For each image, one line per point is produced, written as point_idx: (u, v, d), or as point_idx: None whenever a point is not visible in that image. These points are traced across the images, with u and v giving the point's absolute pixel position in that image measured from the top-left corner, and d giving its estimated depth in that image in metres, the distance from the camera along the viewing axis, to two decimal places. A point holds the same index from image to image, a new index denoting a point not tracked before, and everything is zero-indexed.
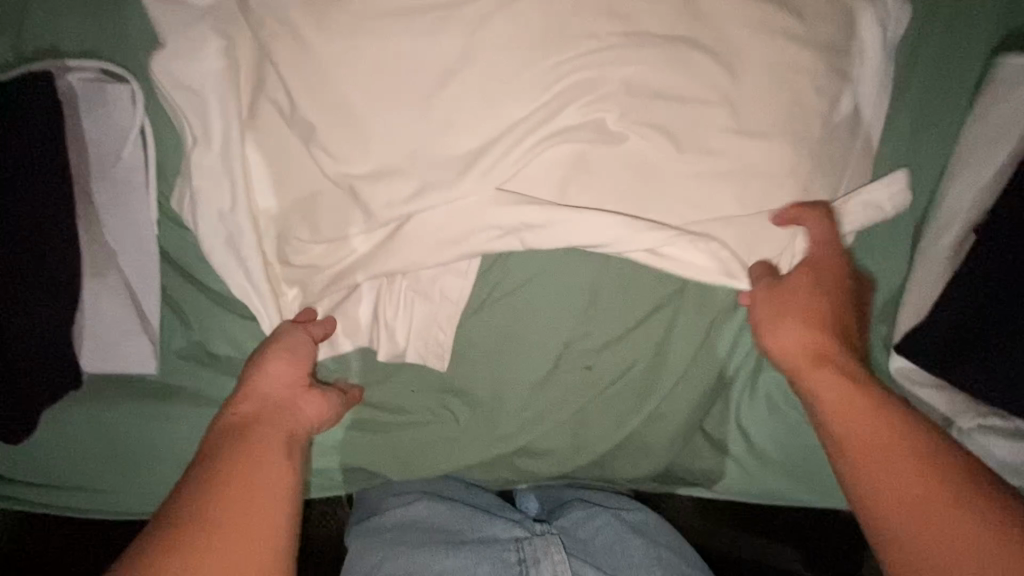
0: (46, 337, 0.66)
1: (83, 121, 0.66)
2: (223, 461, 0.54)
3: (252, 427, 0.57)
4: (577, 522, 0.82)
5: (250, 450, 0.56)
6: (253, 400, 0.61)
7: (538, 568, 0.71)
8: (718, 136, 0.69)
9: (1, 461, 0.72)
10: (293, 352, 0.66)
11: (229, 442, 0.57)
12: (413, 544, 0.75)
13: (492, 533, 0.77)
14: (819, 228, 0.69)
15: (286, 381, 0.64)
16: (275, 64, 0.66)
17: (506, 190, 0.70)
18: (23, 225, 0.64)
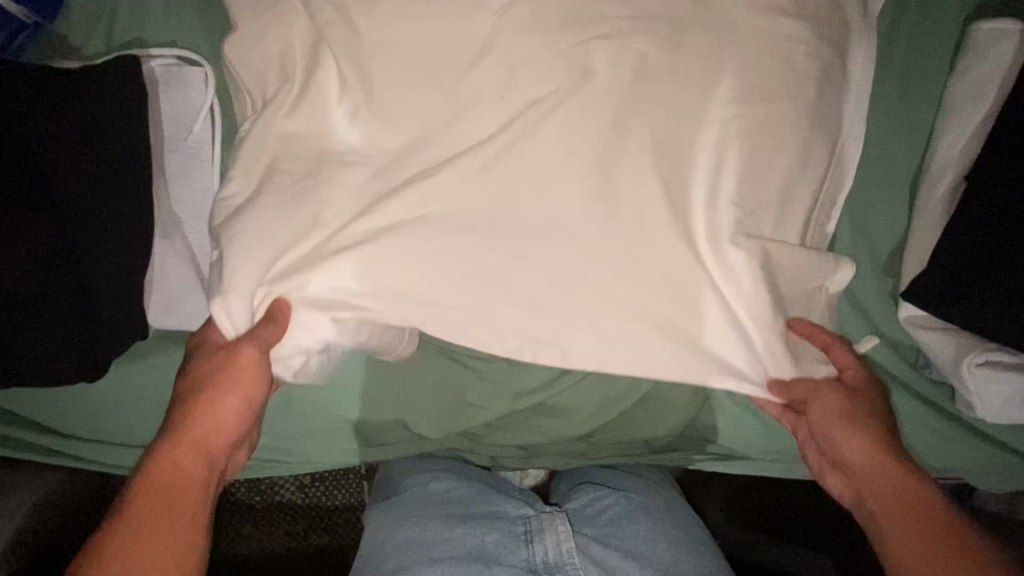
0: (120, 287, 0.72)
1: (161, 99, 0.75)
2: (147, 528, 0.62)
3: (182, 494, 0.64)
4: (585, 503, 0.86)
5: (176, 519, 0.63)
6: (182, 458, 0.66)
7: (542, 537, 0.79)
8: (722, 99, 0.74)
9: (82, 410, 0.81)
10: (241, 380, 0.69)
11: (153, 509, 0.63)
12: (436, 523, 0.81)
13: (503, 508, 0.84)
14: (845, 355, 0.77)
15: (224, 428, 0.69)
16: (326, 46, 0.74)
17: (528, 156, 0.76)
18: (103, 184, 0.71)
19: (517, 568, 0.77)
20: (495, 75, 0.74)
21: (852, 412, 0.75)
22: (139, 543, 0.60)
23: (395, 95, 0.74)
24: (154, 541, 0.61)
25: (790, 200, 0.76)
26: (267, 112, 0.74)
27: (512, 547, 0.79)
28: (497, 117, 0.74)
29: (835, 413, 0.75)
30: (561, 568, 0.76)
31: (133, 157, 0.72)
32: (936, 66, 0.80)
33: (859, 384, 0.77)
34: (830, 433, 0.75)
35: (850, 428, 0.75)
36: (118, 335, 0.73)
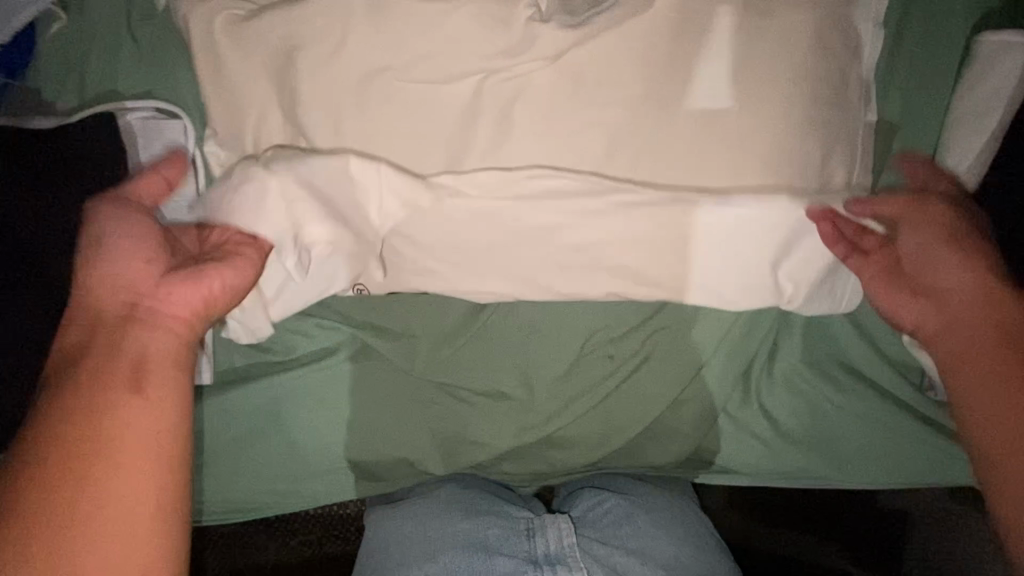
0: None
1: (141, 154, 0.72)
2: (70, 399, 0.58)
3: (89, 354, 0.61)
4: (587, 508, 0.87)
5: (92, 385, 0.59)
6: (90, 324, 0.63)
7: (544, 533, 0.82)
8: (723, 125, 0.70)
9: None
10: (132, 242, 0.64)
11: (64, 370, 0.60)
12: (441, 521, 0.84)
13: (504, 507, 0.86)
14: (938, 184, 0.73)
15: (131, 283, 0.63)
16: (301, 87, 0.69)
17: (522, 185, 0.71)
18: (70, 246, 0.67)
19: (520, 560, 0.80)
20: (485, 112, 0.71)
21: (955, 240, 0.69)
22: (62, 423, 0.57)
23: (382, 139, 0.71)
24: (75, 410, 0.57)
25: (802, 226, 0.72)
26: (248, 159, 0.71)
27: (515, 540, 0.82)
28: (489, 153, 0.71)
29: (922, 245, 0.70)
30: (563, 560, 0.79)
31: None
32: (943, 81, 0.77)
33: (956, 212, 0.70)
34: (921, 255, 0.71)
35: (944, 252, 0.69)
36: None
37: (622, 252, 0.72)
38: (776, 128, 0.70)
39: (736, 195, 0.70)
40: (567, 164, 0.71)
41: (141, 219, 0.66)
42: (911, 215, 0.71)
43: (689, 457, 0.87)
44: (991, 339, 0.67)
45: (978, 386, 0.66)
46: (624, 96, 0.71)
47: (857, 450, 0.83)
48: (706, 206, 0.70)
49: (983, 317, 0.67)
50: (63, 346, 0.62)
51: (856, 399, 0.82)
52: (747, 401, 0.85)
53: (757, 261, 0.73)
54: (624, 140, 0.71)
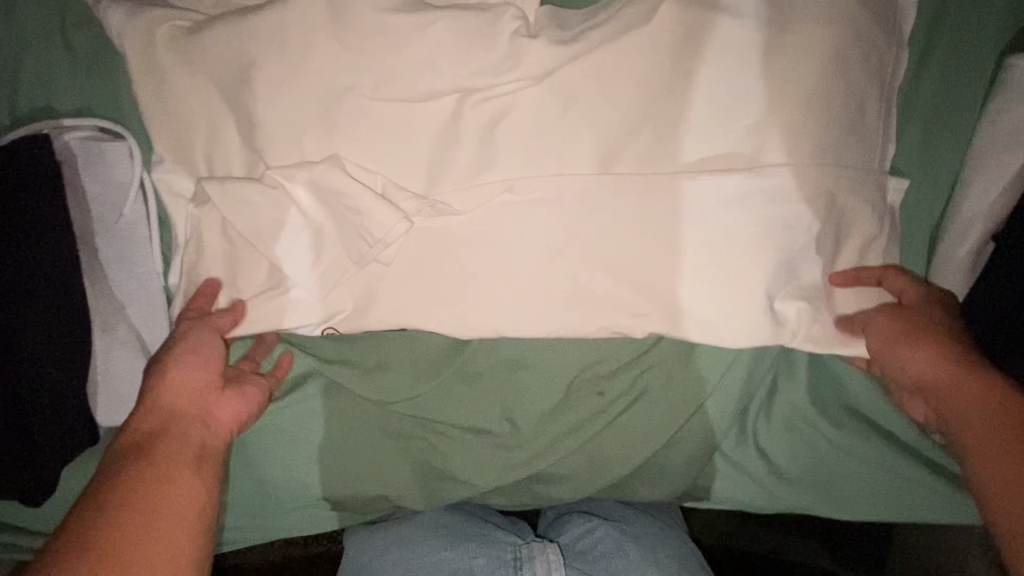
0: (56, 392, 0.64)
1: (83, 177, 0.65)
2: (136, 470, 0.55)
3: (162, 440, 0.58)
4: (576, 537, 0.84)
5: (155, 463, 0.56)
6: (157, 413, 0.60)
7: (532, 565, 0.77)
8: (725, 153, 0.64)
9: (30, 514, 0.74)
10: (197, 351, 0.64)
11: (138, 449, 0.57)
12: (425, 550, 0.80)
13: (493, 533, 0.83)
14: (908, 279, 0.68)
15: (190, 386, 0.62)
16: (262, 107, 0.62)
17: (505, 217, 0.65)
18: (17, 281, 0.62)
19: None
20: (467, 137, 0.64)
21: (916, 331, 0.66)
22: (129, 481, 0.54)
23: (354, 165, 0.64)
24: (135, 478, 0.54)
25: (806, 262, 0.67)
26: (205, 186, 0.63)
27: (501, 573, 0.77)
28: (474, 181, 0.64)
29: (891, 338, 0.66)
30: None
31: (59, 263, 0.64)
32: (966, 109, 0.72)
33: (925, 298, 0.68)
34: (896, 357, 0.66)
35: (913, 347, 0.65)
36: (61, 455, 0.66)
37: (613, 290, 0.67)
38: (784, 162, 0.64)
39: (736, 232, 0.65)
40: (561, 193, 0.64)
41: (201, 327, 0.65)
42: (888, 321, 0.67)
43: (682, 494, 0.83)
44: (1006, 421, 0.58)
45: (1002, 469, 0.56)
46: (621, 122, 0.64)
47: (858, 489, 0.79)
48: (702, 246, 0.65)
49: (983, 401, 0.60)
50: (125, 438, 0.58)
51: (860, 439, 0.78)
52: (742, 439, 0.81)
53: (765, 302, 0.66)
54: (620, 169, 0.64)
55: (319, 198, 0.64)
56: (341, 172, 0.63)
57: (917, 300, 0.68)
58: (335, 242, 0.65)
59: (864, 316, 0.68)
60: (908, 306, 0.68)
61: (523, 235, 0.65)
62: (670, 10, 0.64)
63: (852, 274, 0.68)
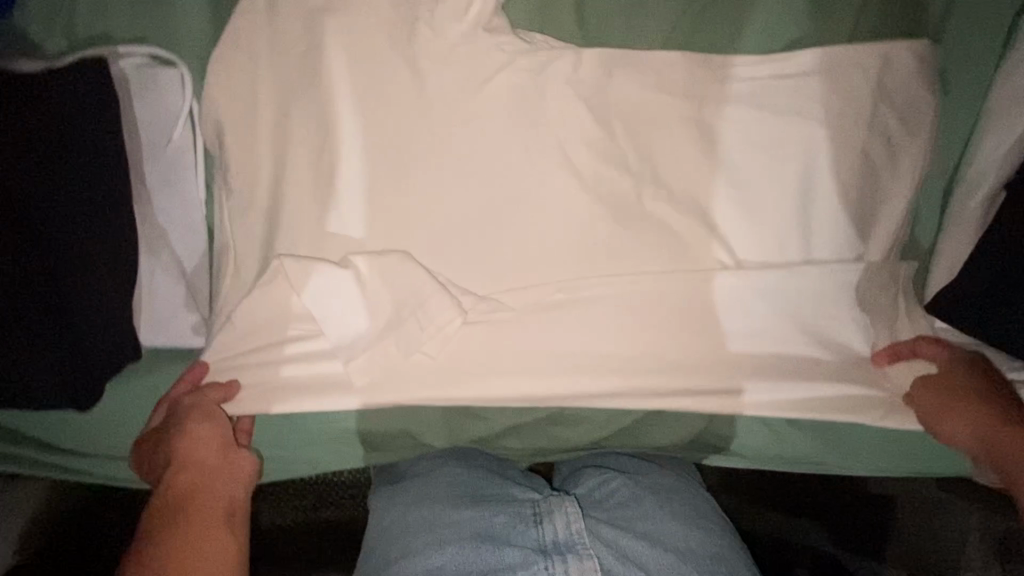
0: (101, 304, 0.68)
1: (134, 102, 0.70)
2: (168, 540, 0.59)
3: (190, 507, 0.62)
4: (591, 488, 0.82)
5: (186, 531, 0.60)
6: (183, 477, 0.64)
7: (551, 518, 0.73)
8: (742, 103, 0.74)
9: (66, 431, 0.78)
10: (208, 415, 0.68)
11: (170, 516, 0.61)
12: (442, 507, 0.78)
13: (510, 492, 0.80)
14: (933, 350, 0.75)
15: (209, 448, 0.67)
16: (333, 48, 0.70)
17: (546, 153, 0.72)
18: (70, 193, 0.66)
19: (525, 552, 0.70)
20: (503, 94, 0.72)
21: (956, 401, 0.73)
22: (164, 547, 0.58)
23: (419, 251, 0.72)
24: (169, 546, 0.58)
25: (813, 204, 0.74)
26: (274, 117, 0.71)
27: (521, 529, 0.73)
28: (507, 138, 0.72)
29: (936, 412, 0.73)
30: (572, 548, 0.69)
31: (108, 180, 0.67)
32: (985, 64, 0.77)
33: (978, 367, 0.74)
34: (946, 430, 0.73)
35: (955, 417, 0.72)
36: (94, 367, 0.68)
37: (638, 229, 0.74)
38: (770, 261, 0.74)
39: (751, 178, 0.73)
40: (581, 168, 0.73)
41: (210, 391, 0.70)
42: (937, 399, 0.73)
43: (695, 438, 0.86)
44: None
45: None
46: (633, 134, 0.73)
47: (862, 436, 0.83)
48: (721, 190, 0.74)
49: None
50: (157, 505, 0.63)
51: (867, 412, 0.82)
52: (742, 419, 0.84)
53: (773, 241, 0.74)
54: (627, 179, 0.74)
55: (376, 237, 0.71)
56: (414, 264, 0.71)
57: (951, 368, 0.74)
58: (379, 210, 0.71)
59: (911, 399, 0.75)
60: (943, 373, 0.74)
61: (544, 204, 0.73)
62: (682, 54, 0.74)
63: (890, 354, 0.76)
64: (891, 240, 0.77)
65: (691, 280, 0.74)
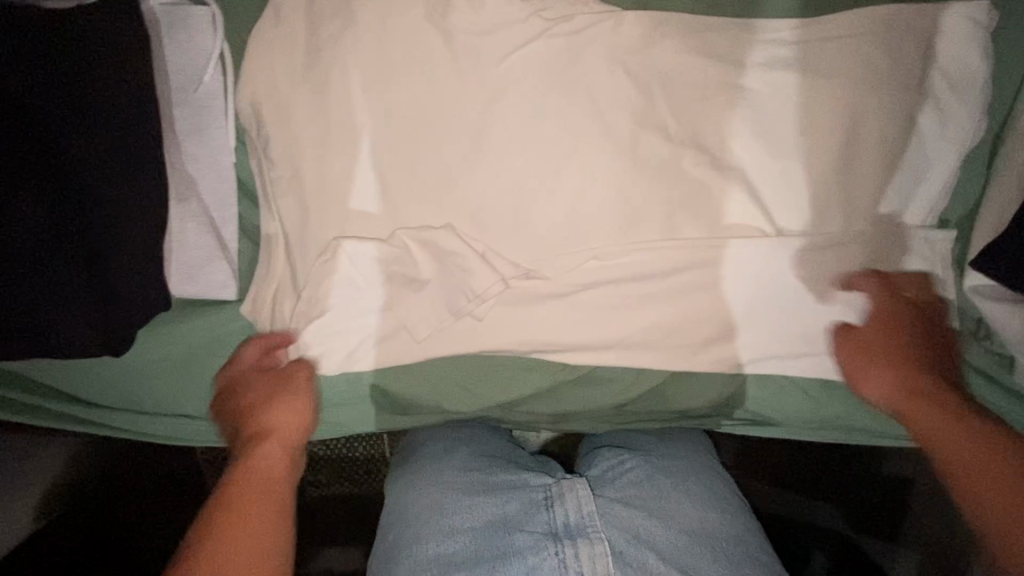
0: (133, 252, 0.67)
1: (165, 44, 0.70)
2: (239, 523, 0.64)
3: (263, 490, 0.67)
4: (604, 468, 0.84)
5: (255, 513, 0.66)
6: (261, 458, 0.69)
7: (562, 502, 0.76)
8: (782, 49, 0.71)
9: (100, 388, 0.80)
10: (294, 402, 0.72)
11: (245, 494, 0.67)
12: (459, 489, 0.80)
13: (522, 478, 0.81)
14: (869, 289, 0.73)
15: (289, 434, 0.71)
16: None
17: (580, 98, 0.70)
18: (98, 135, 0.65)
19: (538, 535, 0.73)
20: (535, 40, 0.69)
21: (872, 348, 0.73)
22: (233, 529, 0.64)
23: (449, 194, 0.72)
24: (239, 529, 0.64)
25: (857, 155, 0.70)
26: (300, 59, 0.69)
27: (533, 513, 0.76)
28: (535, 90, 0.70)
29: (852, 358, 0.74)
30: (582, 531, 0.73)
31: (137, 123, 0.66)
32: None
33: (901, 306, 0.73)
34: (863, 376, 0.74)
35: (876, 366, 0.73)
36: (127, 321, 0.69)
37: (672, 182, 0.72)
38: (809, 231, 0.72)
39: (790, 128, 0.70)
40: (612, 123, 0.71)
41: (296, 374, 0.74)
42: (852, 339, 0.75)
43: (723, 405, 0.84)
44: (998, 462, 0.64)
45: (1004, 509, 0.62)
46: (667, 94, 0.71)
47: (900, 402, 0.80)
48: (758, 142, 0.71)
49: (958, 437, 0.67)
50: (233, 477, 0.68)
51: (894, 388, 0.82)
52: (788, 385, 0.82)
53: (812, 194, 0.71)
54: (660, 144, 0.71)
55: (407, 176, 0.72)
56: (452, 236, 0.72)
57: (897, 312, 0.73)
58: (410, 162, 0.71)
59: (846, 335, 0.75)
60: (874, 318, 0.74)
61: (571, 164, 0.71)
62: (714, 16, 0.72)
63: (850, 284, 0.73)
64: (936, 197, 0.73)
65: (723, 236, 0.73)
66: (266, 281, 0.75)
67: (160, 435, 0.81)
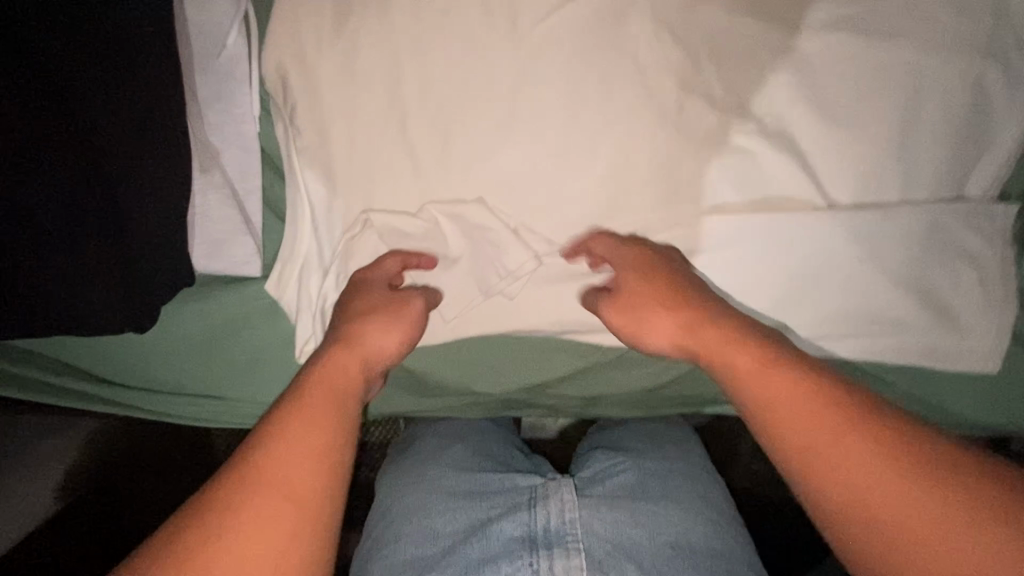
0: (161, 225, 0.65)
1: (186, 7, 0.67)
2: (311, 417, 0.55)
3: (343, 394, 0.58)
4: (597, 471, 0.76)
5: (328, 415, 0.56)
6: (349, 363, 0.61)
7: (545, 504, 0.68)
8: (841, 10, 0.67)
9: (121, 366, 0.78)
10: (396, 317, 0.65)
11: (324, 392, 0.57)
12: (443, 489, 0.74)
13: (510, 481, 0.74)
14: (607, 244, 0.68)
15: (381, 352, 0.64)
16: None
17: (623, 61, 0.66)
18: (122, 103, 0.62)
19: (513, 540, 0.65)
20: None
21: (652, 296, 0.64)
22: (304, 422, 0.54)
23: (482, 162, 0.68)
24: (305, 425, 0.54)
25: (915, 123, 0.67)
26: (330, 21, 0.66)
27: (511, 515, 0.68)
28: (571, 52, 0.66)
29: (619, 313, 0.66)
30: (562, 538, 0.64)
31: (160, 89, 0.63)
32: None
33: (635, 259, 0.67)
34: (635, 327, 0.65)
35: (654, 313, 0.64)
36: (152, 295, 0.67)
37: (716, 152, 0.68)
38: (863, 203, 0.68)
39: (846, 94, 0.67)
40: (656, 87, 0.67)
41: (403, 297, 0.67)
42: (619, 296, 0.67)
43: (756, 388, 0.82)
44: (785, 404, 0.54)
45: (862, 471, 0.49)
46: (718, 57, 0.67)
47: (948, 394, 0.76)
48: (811, 108, 0.67)
49: (761, 385, 0.55)
50: (315, 372, 0.59)
51: (948, 380, 0.76)
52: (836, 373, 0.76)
53: (867, 165, 0.67)
54: (706, 110, 0.67)
55: (439, 146, 0.68)
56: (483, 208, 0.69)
57: (637, 260, 0.67)
58: (443, 129, 0.68)
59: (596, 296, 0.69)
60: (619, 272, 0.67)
61: (610, 131, 0.67)
62: None
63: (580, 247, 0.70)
64: (1002, 168, 0.69)
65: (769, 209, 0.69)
66: (288, 261, 0.71)
67: (182, 416, 0.79)
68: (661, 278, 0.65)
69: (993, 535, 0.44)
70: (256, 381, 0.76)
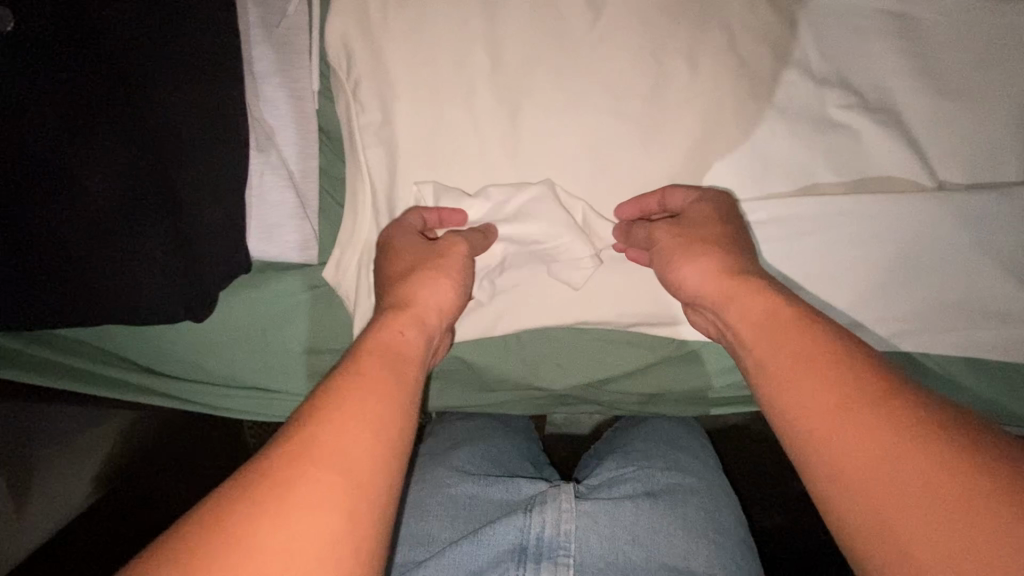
0: (218, 206, 0.62)
1: None
2: (367, 376, 0.44)
3: (401, 352, 0.48)
4: (604, 481, 0.73)
5: (384, 373, 0.45)
6: (407, 318, 0.51)
7: (541, 509, 0.64)
8: None
9: (166, 357, 0.75)
10: (453, 269, 0.57)
11: (380, 350, 0.47)
12: (445, 492, 0.72)
13: (516, 488, 0.71)
14: (683, 193, 0.61)
15: (441, 307, 0.55)
16: None
17: (710, 25, 0.61)
18: (181, 73, 0.58)
19: (503, 548, 0.62)
20: None
21: (699, 242, 0.57)
22: (357, 384, 0.43)
23: (556, 137, 0.63)
24: (357, 386, 0.43)
25: None
26: None
27: (503, 523, 0.64)
28: (654, 14, 0.61)
29: (667, 251, 0.58)
30: (553, 551, 0.61)
31: (221, 60, 0.60)
32: None
33: (706, 209, 0.59)
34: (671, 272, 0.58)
35: (692, 255, 0.56)
36: (196, 243, 0.62)
37: (812, 126, 0.63)
38: (977, 185, 0.62)
39: (952, 66, 0.62)
40: (747, 56, 0.61)
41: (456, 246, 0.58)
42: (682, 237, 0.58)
43: None
44: (776, 343, 0.49)
45: (856, 434, 0.41)
46: (813, 26, 0.63)
47: None
48: (915, 80, 0.62)
49: (755, 318, 0.51)
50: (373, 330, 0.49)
51: None
52: (939, 375, 0.68)
53: (977, 141, 0.62)
54: (805, 83, 0.63)
55: (510, 119, 0.63)
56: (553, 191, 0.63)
57: (702, 212, 0.59)
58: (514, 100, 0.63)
59: (645, 230, 0.61)
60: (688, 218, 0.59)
61: (696, 103, 0.61)
62: None
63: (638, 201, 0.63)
64: None
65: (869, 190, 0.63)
66: (346, 248, 0.67)
67: (233, 410, 0.76)
68: (716, 229, 0.57)
69: (1002, 537, 0.34)
70: (310, 373, 0.73)
